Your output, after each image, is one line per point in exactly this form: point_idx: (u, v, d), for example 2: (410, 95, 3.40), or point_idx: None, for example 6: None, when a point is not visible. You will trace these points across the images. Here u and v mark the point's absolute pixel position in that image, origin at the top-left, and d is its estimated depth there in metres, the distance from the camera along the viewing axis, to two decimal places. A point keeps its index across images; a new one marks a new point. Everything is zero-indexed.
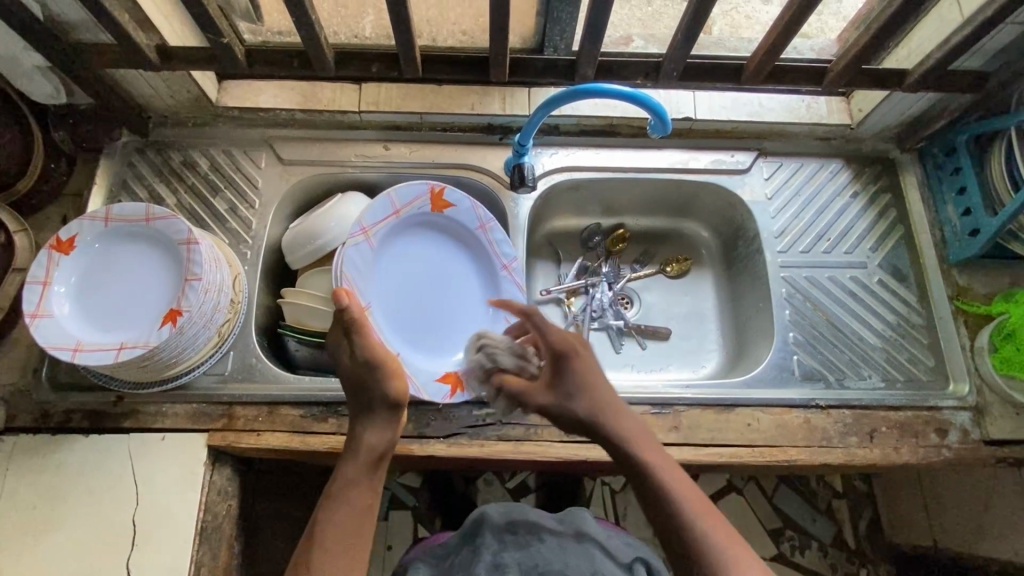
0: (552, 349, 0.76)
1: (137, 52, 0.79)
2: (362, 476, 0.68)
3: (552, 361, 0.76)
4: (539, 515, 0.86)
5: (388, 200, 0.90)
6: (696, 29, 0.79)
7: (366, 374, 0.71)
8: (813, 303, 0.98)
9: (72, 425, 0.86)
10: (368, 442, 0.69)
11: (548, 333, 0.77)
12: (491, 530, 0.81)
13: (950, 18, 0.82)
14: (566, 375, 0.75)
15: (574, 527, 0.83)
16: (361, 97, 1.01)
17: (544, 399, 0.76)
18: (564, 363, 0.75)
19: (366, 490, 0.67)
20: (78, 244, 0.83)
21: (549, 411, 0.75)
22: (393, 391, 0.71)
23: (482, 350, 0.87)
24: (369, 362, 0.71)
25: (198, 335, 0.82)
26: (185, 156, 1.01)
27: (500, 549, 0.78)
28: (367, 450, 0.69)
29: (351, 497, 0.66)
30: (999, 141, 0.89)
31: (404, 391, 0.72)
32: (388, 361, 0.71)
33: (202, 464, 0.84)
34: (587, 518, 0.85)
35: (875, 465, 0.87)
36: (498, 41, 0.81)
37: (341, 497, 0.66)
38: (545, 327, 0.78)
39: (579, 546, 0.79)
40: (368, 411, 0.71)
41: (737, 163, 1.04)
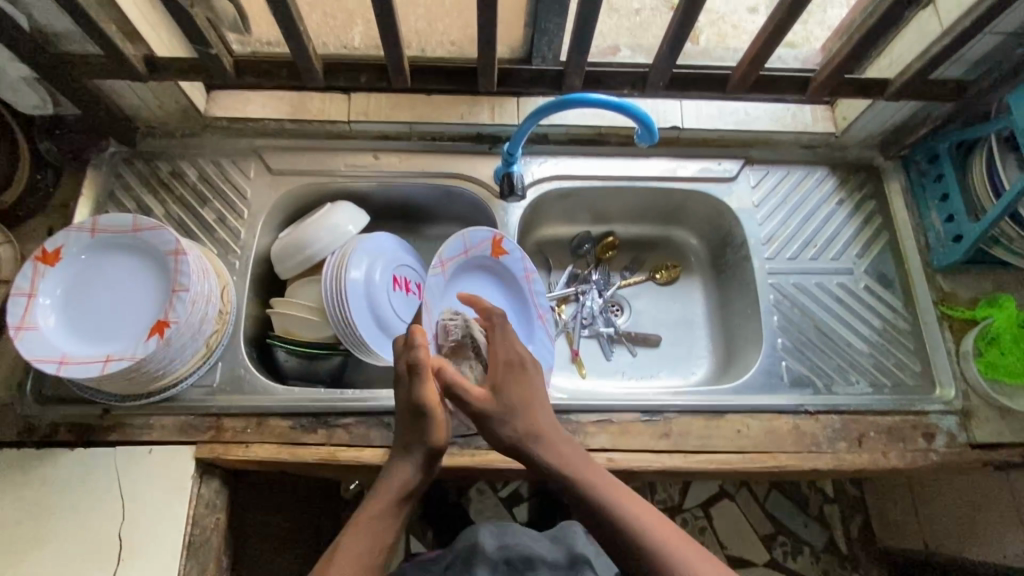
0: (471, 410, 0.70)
1: (123, 63, 0.79)
2: (390, 510, 0.65)
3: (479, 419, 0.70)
4: (531, 536, 0.86)
5: (462, 241, 0.90)
6: (681, 40, 0.80)
7: (416, 417, 0.68)
8: (801, 309, 0.98)
9: (57, 438, 0.85)
10: (397, 481, 0.67)
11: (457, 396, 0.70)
12: (486, 553, 0.81)
13: (929, 28, 0.83)
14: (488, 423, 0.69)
15: (566, 545, 0.85)
16: (350, 107, 1.02)
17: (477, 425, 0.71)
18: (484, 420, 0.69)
19: (389, 527, 0.65)
20: (63, 255, 0.82)
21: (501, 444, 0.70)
22: (435, 439, 0.69)
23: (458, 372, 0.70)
24: (426, 409, 0.68)
25: (186, 347, 0.82)
26: (173, 166, 1.01)
27: None
28: (395, 484, 0.67)
29: (371, 527, 0.64)
30: (980, 148, 0.91)
31: (443, 443, 0.69)
32: (439, 410, 0.68)
33: (191, 476, 0.84)
34: (578, 534, 0.87)
35: (865, 469, 0.88)
36: (487, 52, 0.82)
37: (368, 521, 0.64)
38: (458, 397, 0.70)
39: None
40: (407, 447, 0.69)
41: (724, 171, 1.05)
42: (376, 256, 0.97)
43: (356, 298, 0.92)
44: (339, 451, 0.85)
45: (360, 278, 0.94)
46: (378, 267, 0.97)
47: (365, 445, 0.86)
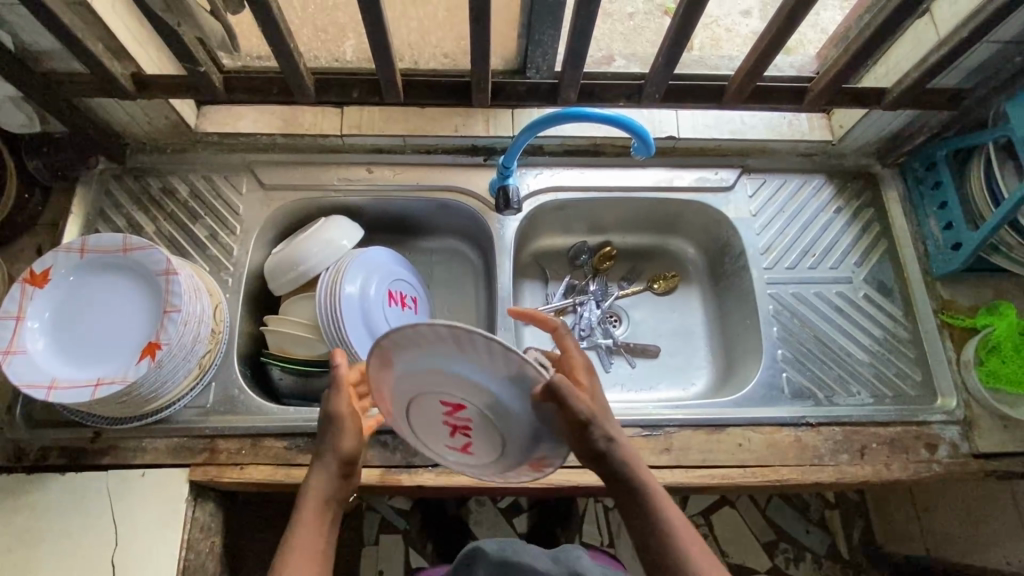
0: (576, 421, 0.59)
1: (111, 81, 0.77)
2: (317, 518, 0.63)
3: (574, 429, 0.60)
4: (534, 552, 0.84)
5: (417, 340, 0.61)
6: (676, 52, 0.80)
7: (327, 428, 0.67)
8: (800, 320, 0.98)
9: (48, 463, 0.83)
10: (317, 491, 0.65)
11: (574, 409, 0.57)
12: (487, 559, 0.82)
13: (926, 38, 0.83)
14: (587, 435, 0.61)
15: (565, 566, 0.81)
16: (343, 121, 1.00)
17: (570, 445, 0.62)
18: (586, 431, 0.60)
19: (321, 535, 0.63)
20: (52, 277, 0.81)
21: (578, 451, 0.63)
22: (350, 445, 0.67)
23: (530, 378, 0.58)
24: (335, 417, 0.67)
25: (178, 368, 0.80)
26: (164, 182, 1.00)
27: None
28: (317, 492, 0.64)
29: (305, 540, 0.61)
30: (977, 156, 0.90)
31: (357, 447, 0.67)
32: (347, 416, 0.67)
33: (184, 499, 0.82)
34: (581, 559, 0.82)
35: (867, 482, 0.87)
36: (481, 66, 0.81)
37: (300, 537, 0.61)
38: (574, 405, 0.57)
39: None
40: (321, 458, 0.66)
41: (721, 181, 1.04)
42: (373, 271, 0.96)
43: (352, 314, 0.91)
44: None
45: (357, 293, 0.93)
46: (376, 282, 0.95)
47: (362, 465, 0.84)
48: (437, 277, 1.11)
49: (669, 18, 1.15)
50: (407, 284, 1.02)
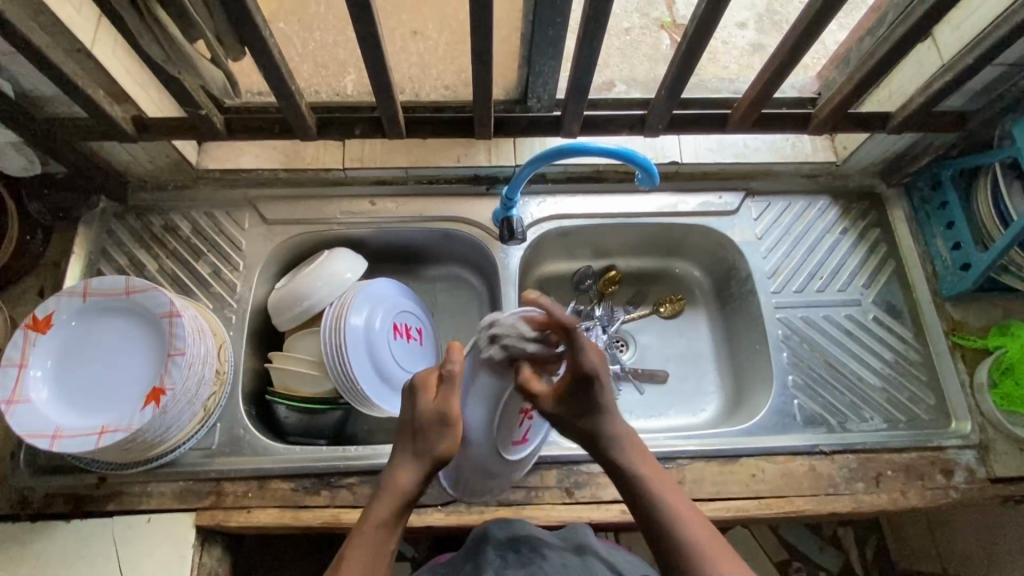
0: (578, 373, 0.68)
1: (112, 126, 0.77)
2: (391, 520, 0.64)
3: (574, 386, 0.69)
4: (540, 531, 0.79)
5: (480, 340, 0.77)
6: (680, 84, 0.79)
7: (431, 422, 0.67)
8: (810, 344, 0.97)
9: (53, 510, 0.82)
10: (397, 483, 0.66)
11: (582, 358, 0.67)
12: (493, 539, 0.75)
13: (929, 62, 0.83)
14: (582, 400, 0.69)
15: (574, 542, 0.77)
16: (344, 154, 1.00)
17: (555, 408, 0.70)
18: (586, 388, 0.68)
19: (388, 539, 0.63)
20: (54, 322, 0.80)
21: (552, 417, 0.71)
22: (445, 449, 0.67)
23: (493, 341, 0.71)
24: (442, 416, 0.67)
25: (183, 412, 0.79)
26: (165, 220, 0.99)
27: (501, 568, 0.69)
28: (398, 493, 0.65)
29: (374, 539, 0.62)
30: (983, 176, 0.90)
31: (453, 453, 0.68)
32: (454, 419, 0.68)
33: (192, 545, 0.81)
34: (588, 534, 0.79)
35: (883, 510, 0.86)
36: (482, 102, 0.80)
37: (369, 535, 0.63)
38: (583, 353, 0.67)
39: (582, 563, 0.71)
40: (415, 453, 0.68)
41: (725, 205, 1.04)
42: (378, 304, 0.95)
43: (356, 350, 0.90)
44: (343, 513, 0.82)
45: (361, 328, 0.92)
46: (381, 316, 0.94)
47: None
48: (441, 306, 1.10)
49: (666, 32, 1.18)
50: (411, 315, 1.00)
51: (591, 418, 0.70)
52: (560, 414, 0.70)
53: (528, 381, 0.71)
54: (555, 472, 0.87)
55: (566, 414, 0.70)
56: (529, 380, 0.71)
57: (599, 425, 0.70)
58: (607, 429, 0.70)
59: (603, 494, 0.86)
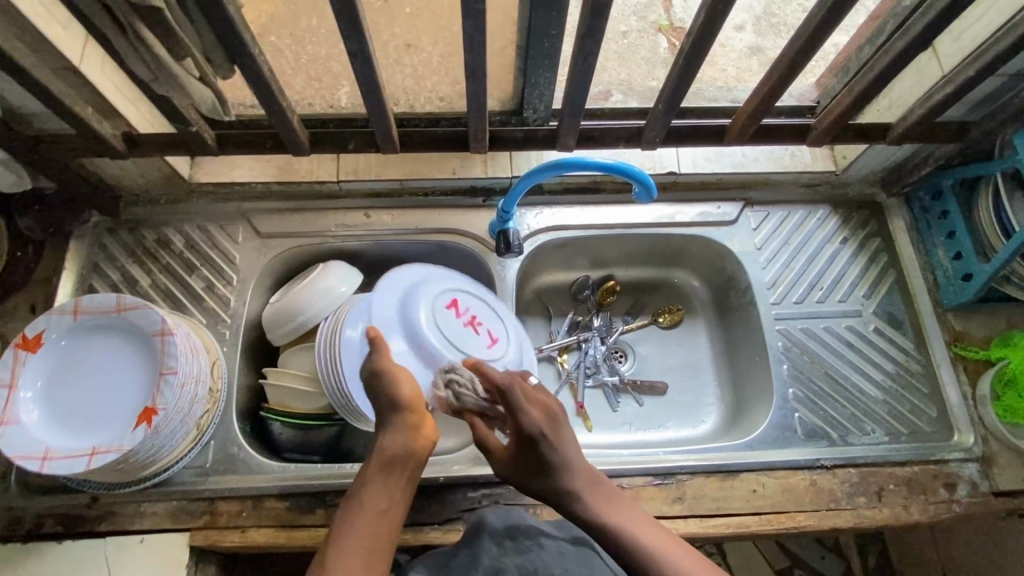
0: (517, 436, 0.66)
1: (102, 142, 0.76)
2: (379, 479, 0.64)
3: (519, 448, 0.67)
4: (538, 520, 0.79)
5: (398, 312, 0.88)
6: (678, 98, 0.79)
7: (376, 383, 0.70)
8: (810, 356, 0.96)
9: (44, 531, 0.81)
10: (380, 445, 0.66)
11: (524, 418, 0.66)
12: (491, 527, 0.76)
13: (930, 73, 0.82)
14: (529, 460, 0.66)
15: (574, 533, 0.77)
16: (339, 167, 0.99)
17: (505, 472, 0.68)
18: (530, 449, 0.66)
19: (384, 500, 0.63)
20: (44, 340, 0.79)
21: (510, 480, 0.69)
22: (406, 394, 0.67)
23: (449, 384, 0.76)
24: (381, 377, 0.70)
25: (175, 432, 0.78)
26: (158, 234, 0.98)
27: (500, 556, 0.71)
28: (383, 452, 0.65)
29: (367, 498, 0.63)
30: (984, 186, 0.89)
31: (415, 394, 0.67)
32: (396, 373, 0.69)
33: (185, 566, 0.80)
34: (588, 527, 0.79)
35: (886, 526, 0.85)
36: (478, 116, 0.79)
37: (362, 496, 0.63)
38: (522, 414, 0.66)
39: (580, 553, 0.72)
40: (389, 414, 0.68)
41: (724, 215, 1.03)
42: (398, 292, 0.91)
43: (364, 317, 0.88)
44: None
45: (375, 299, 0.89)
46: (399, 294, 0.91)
47: None
48: None
49: (663, 35, 1.17)
50: (490, 312, 0.94)
51: (548, 470, 0.66)
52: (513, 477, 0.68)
53: (482, 438, 0.70)
54: None
55: (515, 478, 0.68)
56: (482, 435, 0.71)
57: (560, 480, 0.66)
58: (565, 485, 0.66)
59: None
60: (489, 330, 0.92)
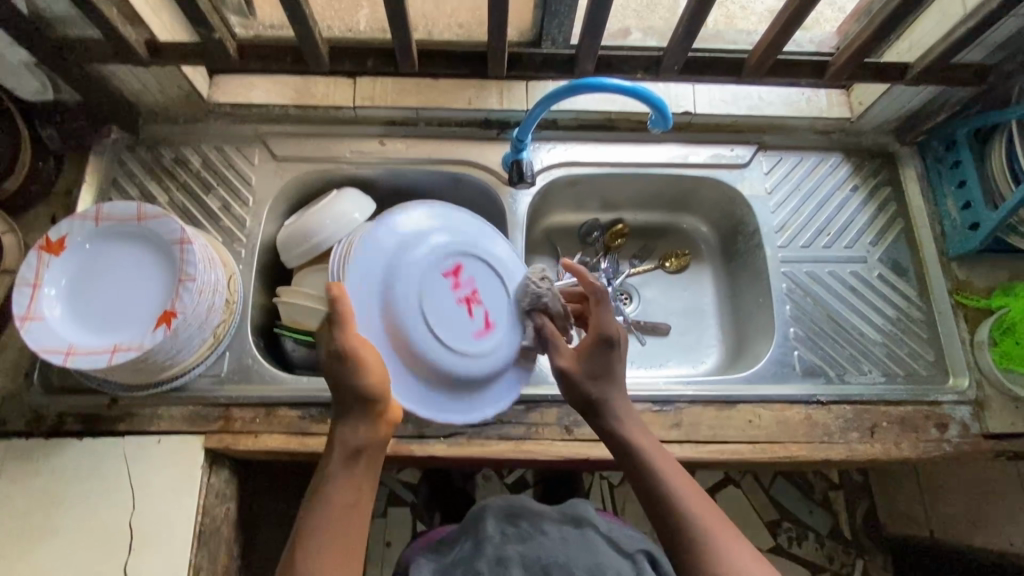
0: (600, 336, 0.73)
1: (125, 46, 0.77)
2: (344, 471, 0.65)
3: (594, 346, 0.74)
4: (537, 501, 0.86)
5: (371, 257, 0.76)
6: (697, 24, 0.78)
7: (338, 367, 0.66)
8: (814, 299, 0.97)
9: (65, 429, 0.84)
10: (343, 437, 0.66)
11: (603, 319, 0.74)
12: (493, 511, 0.82)
13: (953, 11, 0.81)
14: (598, 362, 0.74)
15: (571, 511, 0.83)
16: (355, 92, 1.00)
17: (571, 367, 0.74)
18: (606, 352, 0.74)
19: (351, 488, 0.65)
20: (67, 244, 0.81)
21: (565, 376, 0.74)
22: (365, 385, 0.66)
23: (543, 285, 0.82)
24: (340, 355, 0.66)
25: (193, 337, 0.81)
26: (176, 153, 0.99)
27: (502, 543, 0.78)
28: (342, 447, 0.66)
29: (331, 493, 0.64)
30: (999, 134, 0.89)
31: (374, 385, 0.66)
32: (356, 353, 0.66)
33: (200, 466, 0.83)
34: (585, 504, 0.85)
35: (876, 459, 0.87)
36: (497, 34, 0.80)
37: (326, 490, 0.64)
38: (604, 314, 0.74)
39: (580, 538, 0.79)
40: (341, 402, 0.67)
41: (737, 158, 1.03)
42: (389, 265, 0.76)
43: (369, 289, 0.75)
44: None
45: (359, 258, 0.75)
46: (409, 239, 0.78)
47: None
48: None
49: None
50: (490, 273, 0.82)
51: (602, 388, 0.73)
52: (575, 373, 0.74)
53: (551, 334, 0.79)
54: (555, 410, 0.88)
55: (574, 375, 0.74)
56: (553, 337, 0.79)
57: (609, 394, 0.73)
58: (611, 400, 0.73)
59: None
60: (487, 311, 0.80)
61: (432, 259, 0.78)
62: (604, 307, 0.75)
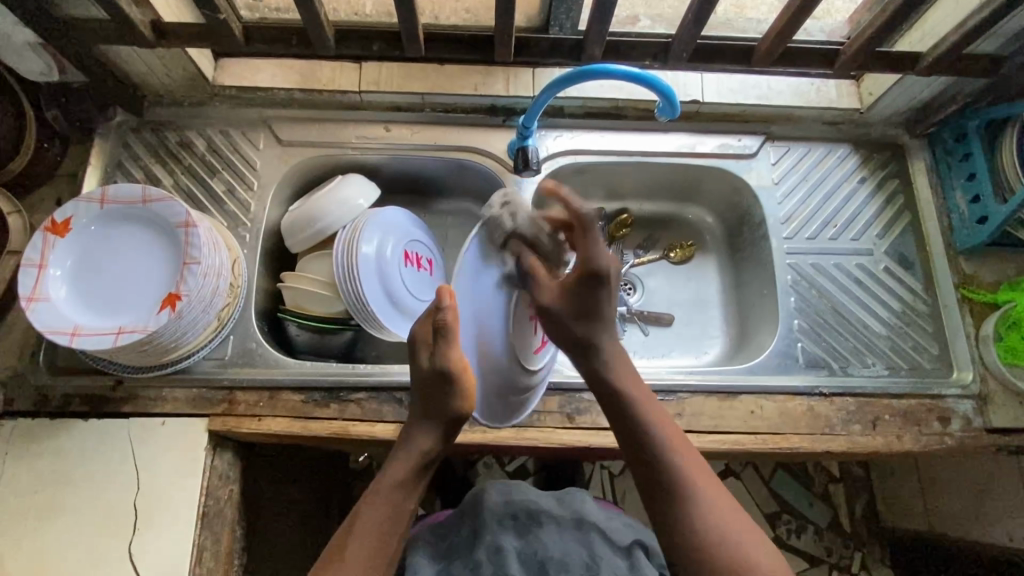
0: (588, 270, 0.68)
1: (130, 27, 0.77)
2: (409, 481, 0.67)
3: (578, 283, 0.69)
4: (537, 494, 0.85)
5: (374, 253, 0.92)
6: (706, 11, 0.77)
7: (438, 384, 0.66)
8: (818, 291, 0.97)
9: (71, 409, 0.85)
10: (418, 448, 0.68)
11: (595, 252, 0.68)
12: (491, 500, 0.82)
13: (967, 0, 0.80)
14: (582, 297, 0.69)
15: (572, 509, 0.82)
16: (361, 77, 0.99)
17: (555, 304, 0.70)
18: (593, 288, 0.69)
19: (406, 496, 0.67)
20: (73, 226, 0.81)
21: (547, 314, 0.70)
22: (458, 406, 0.67)
23: (505, 207, 0.73)
24: (446, 373, 0.65)
25: (197, 320, 0.81)
26: (181, 136, 0.99)
27: (501, 532, 0.78)
28: (417, 456, 0.68)
29: (392, 500, 0.66)
30: (1011, 127, 0.88)
31: (467, 409, 0.67)
32: (463, 375, 0.66)
33: (204, 448, 0.84)
34: (586, 501, 0.83)
35: (878, 452, 0.87)
36: (504, 19, 0.79)
37: (388, 495, 0.66)
38: (596, 248, 0.68)
39: (579, 532, 0.80)
40: (428, 418, 0.69)
41: (744, 148, 1.02)
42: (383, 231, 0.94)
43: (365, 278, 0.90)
44: (351, 426, 0.85)
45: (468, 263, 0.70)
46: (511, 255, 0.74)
47: (377, 420, 0.86)
48: (452, 239, 1.11)
49: None
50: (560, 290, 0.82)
51: (588, 329, 0.70)
52: (557, 306, 0.70)
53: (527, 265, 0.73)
54: (557, 398, 0.89)
55: (560, 310, 0.70)
56: (536, 270, 0.72)
57: (596, 332, 0.71)
58: (603, 343, 0.71)
59: (602, 421, 0.88)
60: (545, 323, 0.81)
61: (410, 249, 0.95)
62: (592, 242, 0.68)
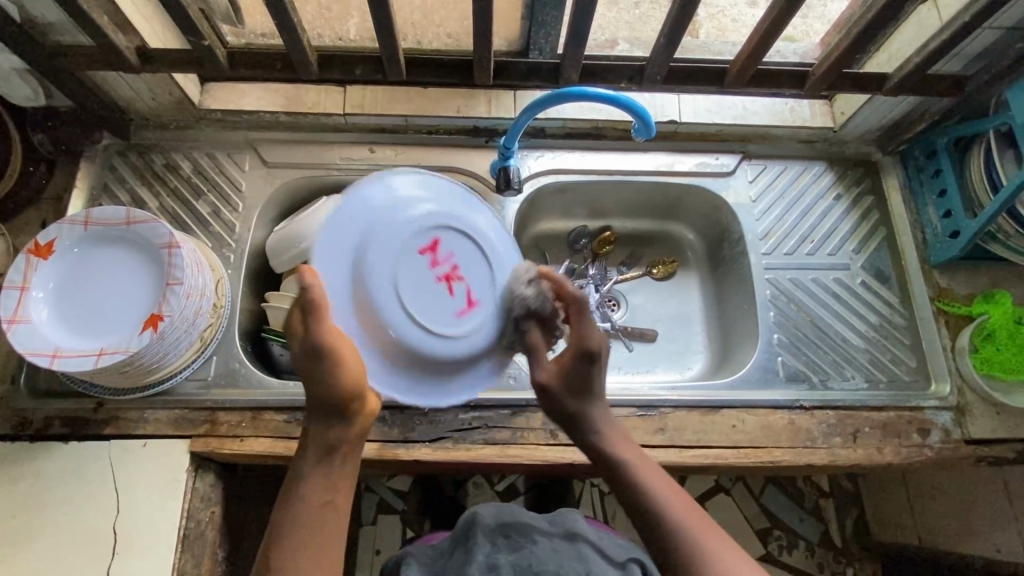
0: (580, 349, 0.67)
1: (116, 53, 0.78)
2: (323, 466, 0.62)
3: (574, 360, 0.68)
4: (531, 516, 0.85)
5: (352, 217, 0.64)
6: (677, 34, 0.80)
7: (313, 365, 0.60)
8: (797, 305, 0.98)
9: (52, 432, 0.84)
10: (318, 434, 0.63)
11: (589, 332, 0.67)
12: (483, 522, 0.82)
13: (928, 23, 0.83)
14: (580, 376, 0.68)
15: (566, 529, 0.83)
16: (346, 100, 1.01)
17: (553, 383, 0.69)
18: (585, 365, 0.68)
19: (326, 480, 0.62)
20: (56, 248, 0.82)
21: (547, 392, 0.69)
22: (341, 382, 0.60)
23: (532, 284, 0.68)
24: (318, 350, 0.59)
25: (180, 341, 0.81)
26: (167, 159, 1.00)
27: (493, 552, 0.77)
28: (318, 442, 0.63)
29: (311, 488, 0.61)
30: (978, 144, 0.90)
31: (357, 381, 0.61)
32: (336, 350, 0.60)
33: (185, 470, 0.83)
34: (579, 520, 0.85)
35: (858, 465, 0.88)
36: (482, 44, 0.81)
37: (305, 486, 0.61)
38: (588, 327, 0.67)
39: (572, 550, 0.79)
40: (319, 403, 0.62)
41: (722, 166, 1.05)
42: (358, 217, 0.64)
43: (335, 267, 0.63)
44: None
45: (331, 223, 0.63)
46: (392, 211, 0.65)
47: None
48: None
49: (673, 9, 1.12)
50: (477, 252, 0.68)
51: (579, 401, 0.69)
52: (559, 390, 0.69)
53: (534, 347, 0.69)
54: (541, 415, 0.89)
55: (560, 390, 0.69)
56: (538, 344, 0.69)
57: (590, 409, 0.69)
58: (591, 414, 0.69)
59: None
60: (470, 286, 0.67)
61: (409, 228, 0.65)
62: (587, 320, 0.68)
